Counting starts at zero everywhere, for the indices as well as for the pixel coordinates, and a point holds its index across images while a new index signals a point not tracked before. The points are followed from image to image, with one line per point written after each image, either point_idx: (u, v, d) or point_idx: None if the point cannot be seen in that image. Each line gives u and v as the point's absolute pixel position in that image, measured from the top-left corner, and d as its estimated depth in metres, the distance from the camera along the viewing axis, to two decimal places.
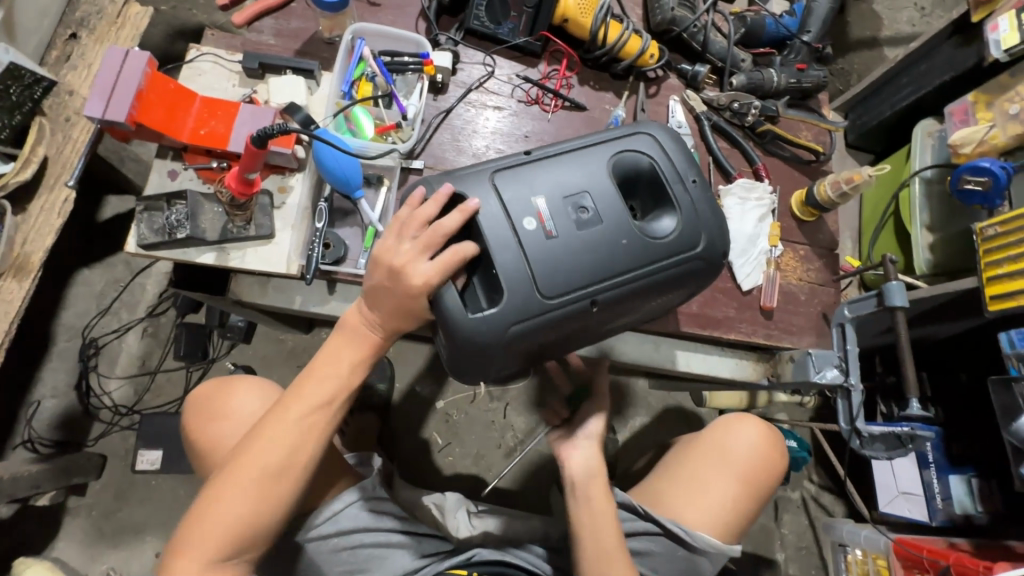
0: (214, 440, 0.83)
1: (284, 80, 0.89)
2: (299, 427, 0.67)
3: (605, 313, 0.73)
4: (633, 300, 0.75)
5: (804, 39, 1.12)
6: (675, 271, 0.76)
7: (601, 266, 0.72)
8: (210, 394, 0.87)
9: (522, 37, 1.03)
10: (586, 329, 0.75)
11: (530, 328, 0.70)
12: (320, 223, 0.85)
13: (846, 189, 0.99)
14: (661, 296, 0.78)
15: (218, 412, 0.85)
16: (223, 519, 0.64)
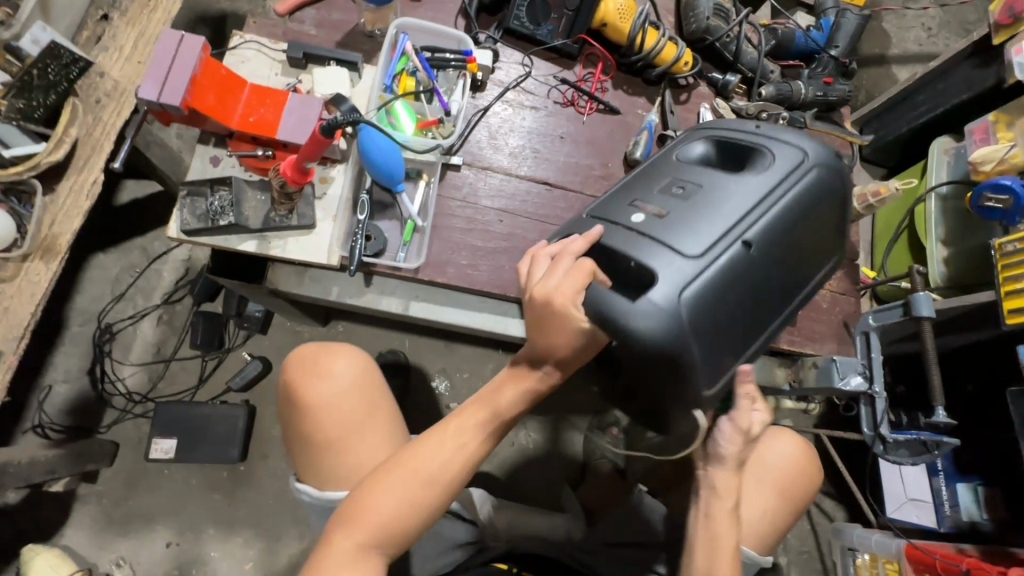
0: (319, 406, 0.78)
1: (329, 70, 0.89)
2: (468, 439, 0.67)
3: (761, 263, 0.66)
4: (785, 236, 0.68)
5: (832, 53, 1.14)
6: (807, 183, 0.71)
7: (743, 213, 0.67)
8: (314, 355, 0.82)
9: (560, 40, 1.04)
10: (758, 292, 0.67)
11: (705, 301, 0.63)
12: (362, 215, 0.85)
13: (872, 201, 1.01)
14: (811, 224, 0.71)
15: (322, 374, 0.80)
16: (382, 519, 0.64)
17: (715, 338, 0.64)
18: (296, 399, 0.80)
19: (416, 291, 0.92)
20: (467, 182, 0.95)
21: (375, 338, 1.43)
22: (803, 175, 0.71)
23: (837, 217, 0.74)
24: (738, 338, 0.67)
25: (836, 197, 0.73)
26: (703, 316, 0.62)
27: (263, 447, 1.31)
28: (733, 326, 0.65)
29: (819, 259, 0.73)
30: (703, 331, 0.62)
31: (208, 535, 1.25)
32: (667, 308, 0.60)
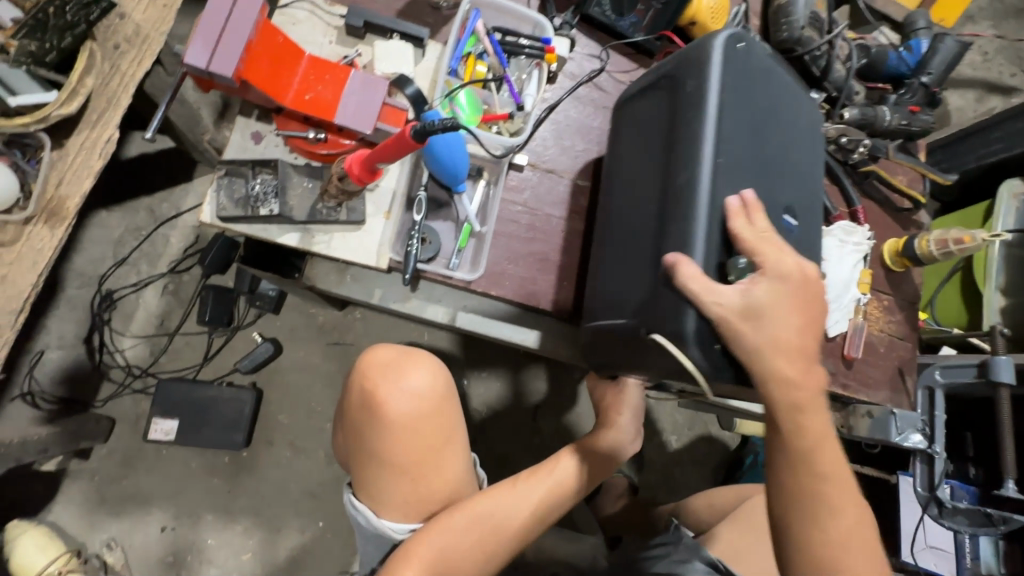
0: (395, 422, 0.71)
1: (393, 44, 0.79)
2: (543, 500, 0.69)
3: (612, 217, 0.73)
4: (619, 177, 0.73)
5: (923, 80, 1.06)
6: (619, 125, 0.77)
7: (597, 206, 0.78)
8: (393, 360, 0.74)
9: (642, 35, 0.93)
10: (629, 232, 0.69)
11: (592, 292, 0.73)
12: (419, 215, 0.75)
13: (952, 248, 0.94)
14: (636, 138, 0.72)
15: (400, 387, 0.72)
16: (448, 562, 0.63)
17: (614, 304, 0.69)
18: (368, 404, 0.72)
19: (464, 301, 0.85)
20: (530, 185, 0.87)
21: (392, 328, 1.34)
22: (613, 128, 0.78)
23: (651, 98, 0.71)
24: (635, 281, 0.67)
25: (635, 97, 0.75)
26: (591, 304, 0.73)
27: (269, 434, 1.24)
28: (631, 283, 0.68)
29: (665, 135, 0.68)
30: (603, 312, 0.70)
31: (206, 522, 1.19)
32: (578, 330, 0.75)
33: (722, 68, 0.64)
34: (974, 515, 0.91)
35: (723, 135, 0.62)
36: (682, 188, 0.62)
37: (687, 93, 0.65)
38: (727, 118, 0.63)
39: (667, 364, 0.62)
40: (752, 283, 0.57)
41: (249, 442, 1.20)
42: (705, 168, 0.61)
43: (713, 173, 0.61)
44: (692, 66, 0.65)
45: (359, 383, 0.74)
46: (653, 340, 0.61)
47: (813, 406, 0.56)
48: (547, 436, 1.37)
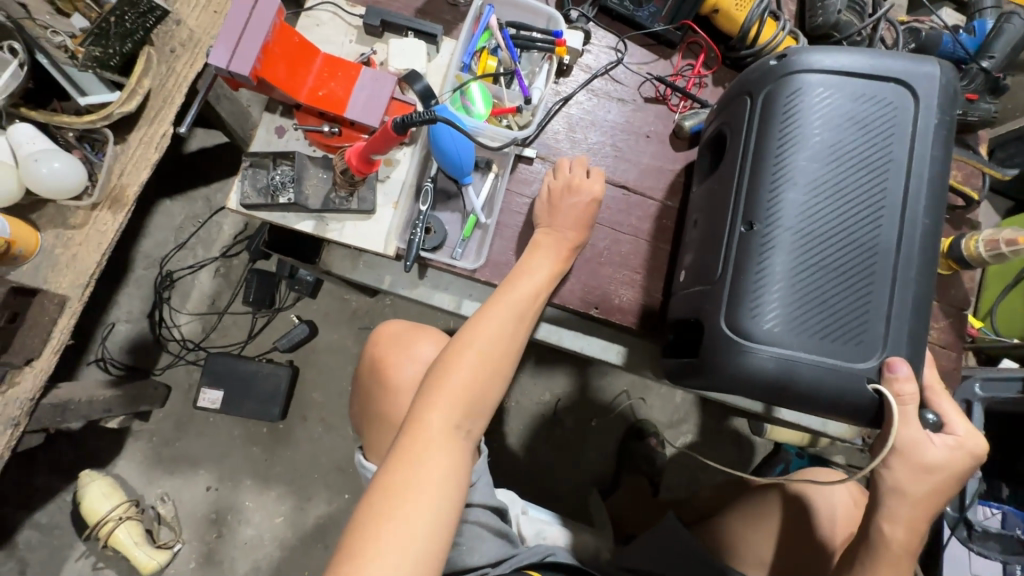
0: (398, 391, 0.77)
1: (407, 41, 0.82)
2: (471, 384, 0.66)
3: (794, 225, 0.61)
4: (813, 174, 0.62)
5: (984, 65, 0.97)
6: (798, 97, 0.63)
7: (751, 195, 0.64)
8: (401, 334, 0.83)
9: (662, 25, 0.92)
10: (845, 257, 0.61)
11: (762, 306, 0.61)
12: (424, 205, 0.79)
13: (1004, 250, 0.85)
14: (838, 135, 0.62)
15: (410, 355, 0.79)
16: (413, 475, 0.59)
17: (808, 332, 0.60)
18: (379, 371, 0.80)
19: (471, 290, 0.87)
20: (538, 177, 0.88)
21: (420, 314, 1.39)
22: (782, 100, 0.64)
23: (876, 98, 0.62)
24: (850, 313, 0.61)
25: (839, 78, 0.63)
26: (763, 321, 0.61)
27: (304, 409, 1.34)
28: (834, 310, 0.61)
29: (935, 168, 0.62)
30: (789, 338, 0.60)
31: (246, 485, 1.30)
32: (730, 344, 0.63)
33: (944, 116, 0.62)
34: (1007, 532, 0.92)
35: (935, 178, 0.62)
36: (928, 235, 0.62)
37: (935, 143, 0.62)
38: (932, 166, 0.62)
39: (868, 412, 0.62)
40: (944, 442, 0.61)
41: (285, 415, 1.30)
42: (924, 220, 0.61)
43: (930, 221, 0.62)
44: (935, 92, 0.62)
45: (369, 360, 0.82)
46: (875, 388, 0.60)
47: (908, 521, 0.63)
48: (567, 428, 1.41)
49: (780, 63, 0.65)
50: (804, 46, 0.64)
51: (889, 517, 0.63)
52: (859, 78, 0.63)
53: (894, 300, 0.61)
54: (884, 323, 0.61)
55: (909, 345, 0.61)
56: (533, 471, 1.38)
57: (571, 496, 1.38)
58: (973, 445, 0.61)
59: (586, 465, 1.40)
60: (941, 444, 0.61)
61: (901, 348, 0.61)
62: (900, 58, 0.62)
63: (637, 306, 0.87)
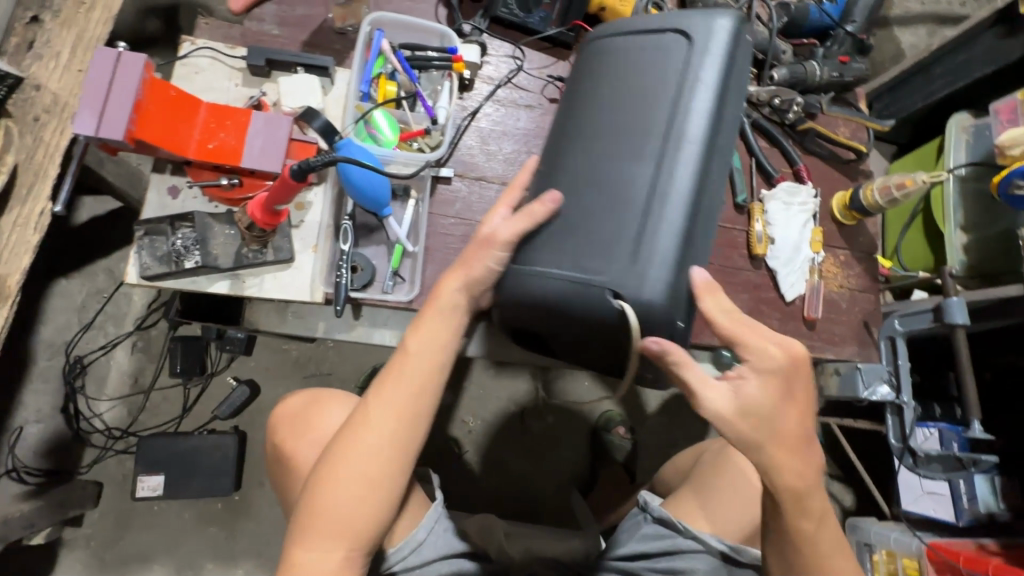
0: (298, 473, 0.75)
1: (298, 77, 0.79)
2: (347, 512, 0.58)
3: (576, 165, 0.64)
4: (591, 119, 0.65)
5: (848, 29, 1.05)
6: (586, 67, 0.69)
7: (549, 155, 0.67)
8: (300, 412, 0.79)
9: (554, 28, 0.93)
10: (614, 186, 0.62)
11: (536, 234, 0.63)
12: (346, 244, 0.76)
13: (896, 194, 0.94)
14: (617, 83, 0.65)
15: (307, 438, 0.76)
16: None
17: (547, 259, 0.62)
18: (282, 460, 0.77)
19: (411, 320, 0.85)
20: (460, 196, 0.86)
21: (367, 351, 1.34)
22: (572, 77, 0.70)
23: (646, 45, 0.65)
24: (587, 241, 0.61)
25: (625, 38, 0.67)
26: (530, 247, 0.63)
27: (259, 475, 1.25)
28: (592, 238, 0.61)
29: (704, 95, 0.61)
30: (537, 266, 0.62)
31: (209, 570, 1.20)
32: (535, 291, 0.62)
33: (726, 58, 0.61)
34: (947, 459, 0.98)
35: (714, 117, 0.61)
36: (690, 169, 0.60)
37: (708, 82, 0.61)
38: (721, 104, 0.61)
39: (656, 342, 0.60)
40: (741, 376, 0.54)
41: (239, 486, 1.21)
42: (682, 156, 0.60)
43: (695, 154, 0.60)
44: (713, 40, 0.62)
45: (273, 444, 0.80)
46: (617, 304, 0.58)
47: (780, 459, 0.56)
48: (536, 434, 1.40)
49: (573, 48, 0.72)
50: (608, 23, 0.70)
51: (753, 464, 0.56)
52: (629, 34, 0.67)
53: (638, 227, 0.60)
54: (626, 251, 0.59)
55: (671, 279, 0.59)
56: (512, 485, 1.36)
57: (553, 501, 1.37)
58: (763, 371, 0.54)
59: (561, 468, 1.39)
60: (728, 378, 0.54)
61: (642, 281, 0.58)
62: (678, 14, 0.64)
63: None
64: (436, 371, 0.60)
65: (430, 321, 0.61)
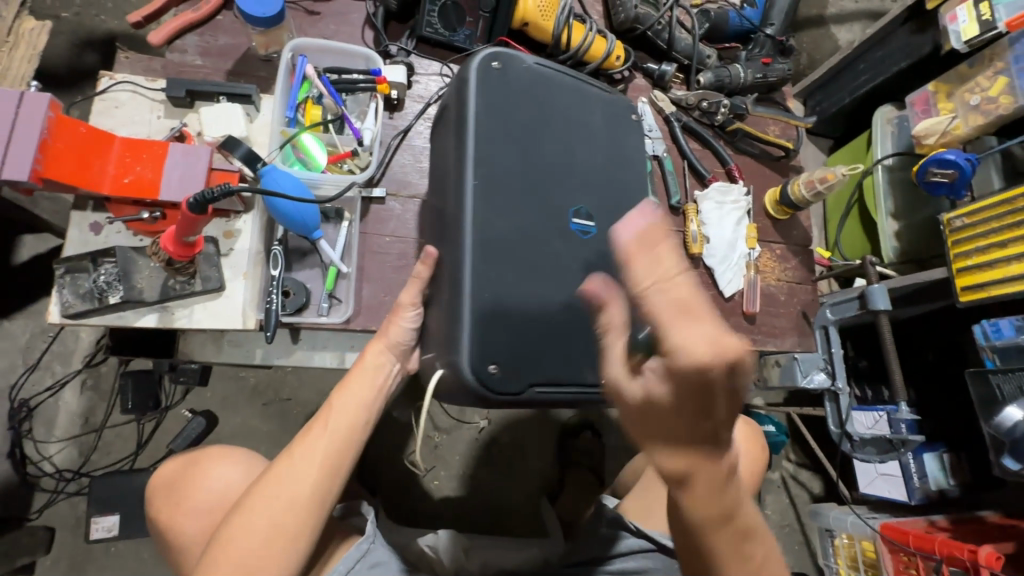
0: (185, 544, 0.73)
1: (218, 106, 0.79)
2: None
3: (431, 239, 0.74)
4: (433, 194, 0.75)
5: (768, 33, 1.10)
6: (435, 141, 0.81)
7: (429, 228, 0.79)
8: (177, 479, 0.77)
9: (480, 45, 0.94)
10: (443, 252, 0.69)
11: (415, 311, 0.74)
12: (275, 269, 0.76)
13: (820, 188, 0.96)
14: (437, 157, 0.75)
15: (188, 509, 0.74)
16: None
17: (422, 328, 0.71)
18: (167, 537, 0.75)
19: (351, 340, 0.85)
20: (394, 215, 0.87)
21: (326, 373, 1.33)
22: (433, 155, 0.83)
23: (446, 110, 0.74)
24: (436, 302, 0.69)
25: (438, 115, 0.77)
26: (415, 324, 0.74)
27: None
28: (437, 302, 0.68)
29: (469, 147, 0.66)
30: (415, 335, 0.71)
31: None
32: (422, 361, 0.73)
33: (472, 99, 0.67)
34: (879, 441, 0.99)
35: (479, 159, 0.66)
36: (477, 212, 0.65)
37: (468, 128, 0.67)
38: (481, 143, 0.66)
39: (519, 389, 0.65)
40: (654, 372, 0.45)
41: None
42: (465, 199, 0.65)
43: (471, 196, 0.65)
44: (463, 87, 0.68)
45: (150, 516, 0.78)
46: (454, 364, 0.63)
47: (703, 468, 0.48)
48: (502, 445, 1.40)
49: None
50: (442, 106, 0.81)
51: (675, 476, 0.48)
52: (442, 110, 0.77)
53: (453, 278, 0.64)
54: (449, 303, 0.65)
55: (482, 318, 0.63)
56: (481, 498, 1.36)
57: (524, 511, 1.37)
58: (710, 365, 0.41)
59: (530, 477, 1.40)
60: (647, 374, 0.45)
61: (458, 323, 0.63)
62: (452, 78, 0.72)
63: None
64: (353, 431, 0.62)
65: (355, 378, 0.65)
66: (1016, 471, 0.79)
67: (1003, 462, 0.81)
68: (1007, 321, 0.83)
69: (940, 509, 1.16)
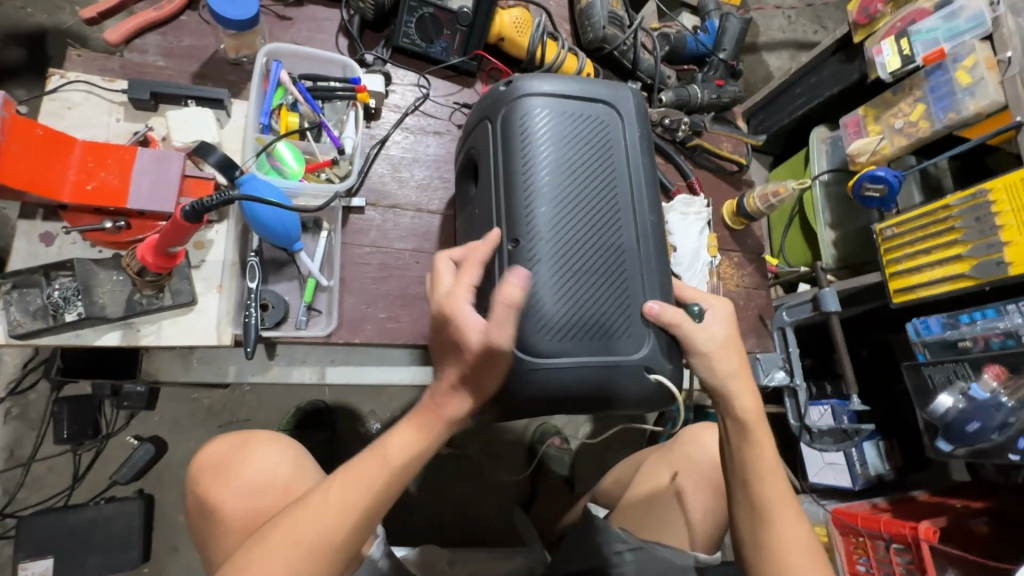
0: (227, 526, 0.69)
1: (187, 110, 0.75)
2: None
3: (544, 237, 0.65)
4: (556, 188, 0.67)
5: (722, 56, 1.18)
6: (528, 120, 0.68)
7: (510, 214, 0.66)
8: (228, 456, 0.73)
9: (456, 57, 0.95)
10: (601, 259, 0.67)
11: (537, 324, 0.64)
12: (253, 281, 0.72)
13: (773, 201, 1.04)
14: (567, 151, 0.68)
15: (230, 487, 0.71)
16: None
17: (574, 340, 0.65)
18: (203, 511, 0.72)
19: (331, 354, 0.82)
20: (374, 225, 0.86)
21: (287, 390, 1.28)
22: (511, 125, 0.69)
23: (589, 116, 0.70)
24: (609, 303, 0.66)
25: (558, 100, 0.70)
26: (544, 335, 0.64)
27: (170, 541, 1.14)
28: (598, 313, 0.66)
29: (639, 171, 0.71)
30: (565, 347, 0.64)
31: None
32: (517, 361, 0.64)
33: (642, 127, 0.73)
34: (835, 433, 1.09)
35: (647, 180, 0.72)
36: (656, 233, 0.71)
37: (630, 150, 0.71)
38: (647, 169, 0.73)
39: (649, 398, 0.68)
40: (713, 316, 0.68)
41: (148, 557, 1.08)
42: (644, 218, 0.70)
43: (652, 215, 0.70)
44: (632, 112, 0.73)
45: (194, 494, 0.73)
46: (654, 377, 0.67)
47: (747, 390, 0.65)
48: (473, 457, 1.38)
49: (507, 90, 0.70)
50: (526, 74, 0.70)
51: (736, 393, 0.65)
52: (572, 103, 0.70)
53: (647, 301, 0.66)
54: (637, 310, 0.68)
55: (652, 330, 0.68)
56: (453, 512, 1.34)
57: (496, 521, 1.36)
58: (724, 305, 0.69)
59: (502, 488, 1.39)
60: (712, 321, 0.67)
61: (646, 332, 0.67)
62: (600, 86, 0.72)
63: None
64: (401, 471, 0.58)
65: (422, 425, 0.58)
66: (948, 451, 0.90)
67: (938, 444, 0.91)
68: (934, 319, 0.93)
69: (878, 493, 1.28)
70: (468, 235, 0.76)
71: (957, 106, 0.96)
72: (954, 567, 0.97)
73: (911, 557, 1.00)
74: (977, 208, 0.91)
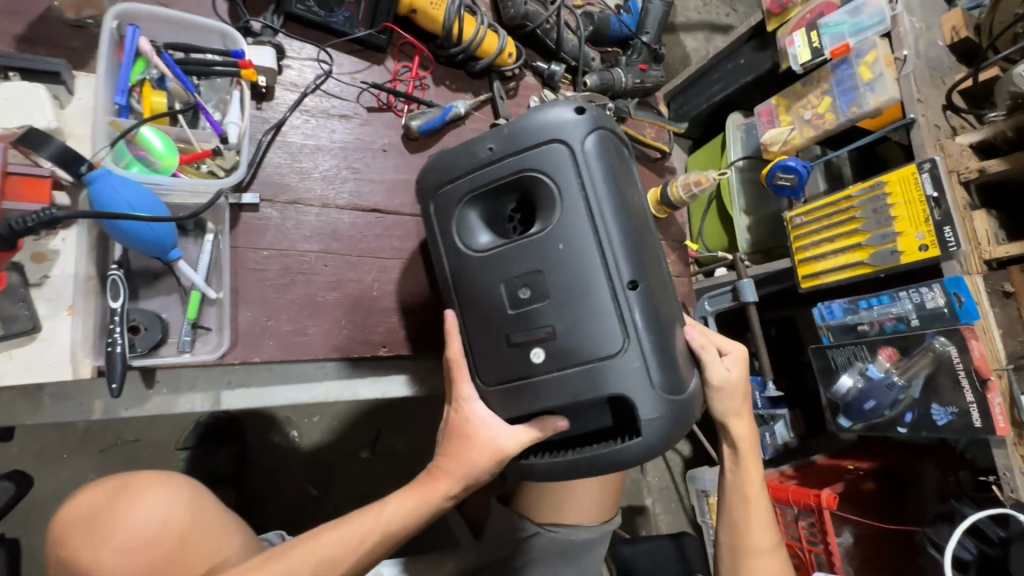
0: None
1: (9, 85, 0.60)
2: None
3: (649, 276, 0.61)
4: (640, 224, 0.63)
5: (644, 40, 1.16)
6: (612, 151, 0.62)
7: (625, 254, 0.59)
8: (101, 509, 0.61)
9: (363, 29, 0.84)
10: (674, 297, 0.66)
11: (663, 365, 0.60)
12: (117, 301, 0.59)
13: (695, 190, 1.04)
14: (635, 188, 0.65)
15: (111, 544, 0.59)
16: None
17: (683, 378, 0.62)
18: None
19: (225, 375, 0.71)
20: (271, 224, 0.75)
21: None
22: (605, 159, 0.61)
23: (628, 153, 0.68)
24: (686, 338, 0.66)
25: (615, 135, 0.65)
26: (665, 379, 0.60)
27: None
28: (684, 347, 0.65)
29: None
30: (680, 386, 0.61)
31: None
32: (656, 408, 0.59)
33: None
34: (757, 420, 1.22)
35: None
36: None
37: None
38: None
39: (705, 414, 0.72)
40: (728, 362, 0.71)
41: None
42: None
43: None
44: None
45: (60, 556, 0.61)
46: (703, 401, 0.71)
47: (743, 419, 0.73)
48: None
49: (584, 117, 0.60)
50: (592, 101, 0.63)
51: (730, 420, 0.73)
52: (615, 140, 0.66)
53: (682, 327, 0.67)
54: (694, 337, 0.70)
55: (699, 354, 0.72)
56: None
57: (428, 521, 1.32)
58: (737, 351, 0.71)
59: None
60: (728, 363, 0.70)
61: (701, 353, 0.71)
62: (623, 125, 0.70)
63: (425, 325, 0.81)
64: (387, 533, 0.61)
65: (415, 496, 0.62)
66: (848, 428, 0.97)
67: (838, 420, 0.99)
68: (838, 303, 0.98)
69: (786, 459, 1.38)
70: (523, 268, 0.61)
71: (860, 100, 1.01)
72: (850, 526, 1.11)
73: (814, 520, 1.09)
74: (875, 199, 0.96)
